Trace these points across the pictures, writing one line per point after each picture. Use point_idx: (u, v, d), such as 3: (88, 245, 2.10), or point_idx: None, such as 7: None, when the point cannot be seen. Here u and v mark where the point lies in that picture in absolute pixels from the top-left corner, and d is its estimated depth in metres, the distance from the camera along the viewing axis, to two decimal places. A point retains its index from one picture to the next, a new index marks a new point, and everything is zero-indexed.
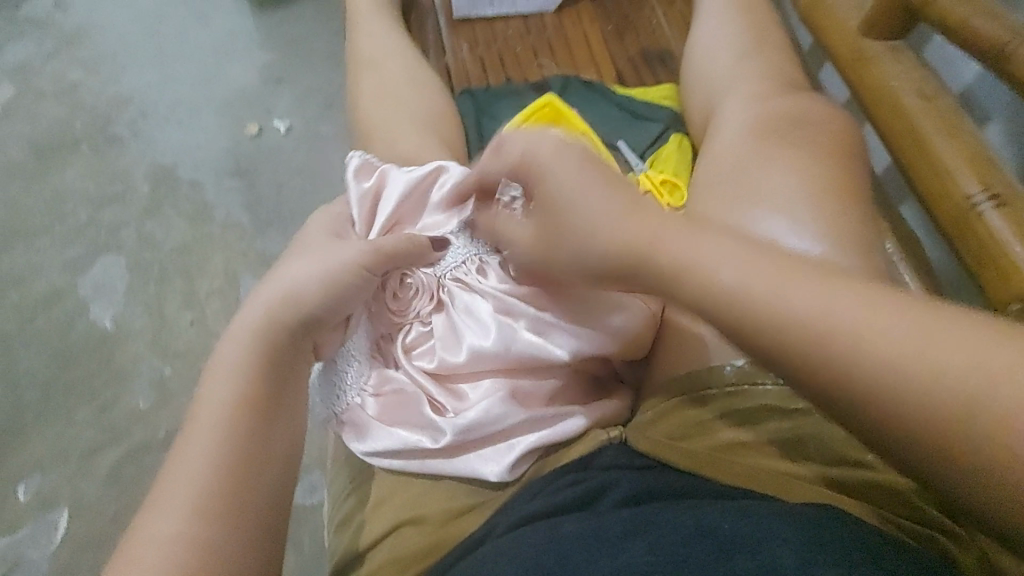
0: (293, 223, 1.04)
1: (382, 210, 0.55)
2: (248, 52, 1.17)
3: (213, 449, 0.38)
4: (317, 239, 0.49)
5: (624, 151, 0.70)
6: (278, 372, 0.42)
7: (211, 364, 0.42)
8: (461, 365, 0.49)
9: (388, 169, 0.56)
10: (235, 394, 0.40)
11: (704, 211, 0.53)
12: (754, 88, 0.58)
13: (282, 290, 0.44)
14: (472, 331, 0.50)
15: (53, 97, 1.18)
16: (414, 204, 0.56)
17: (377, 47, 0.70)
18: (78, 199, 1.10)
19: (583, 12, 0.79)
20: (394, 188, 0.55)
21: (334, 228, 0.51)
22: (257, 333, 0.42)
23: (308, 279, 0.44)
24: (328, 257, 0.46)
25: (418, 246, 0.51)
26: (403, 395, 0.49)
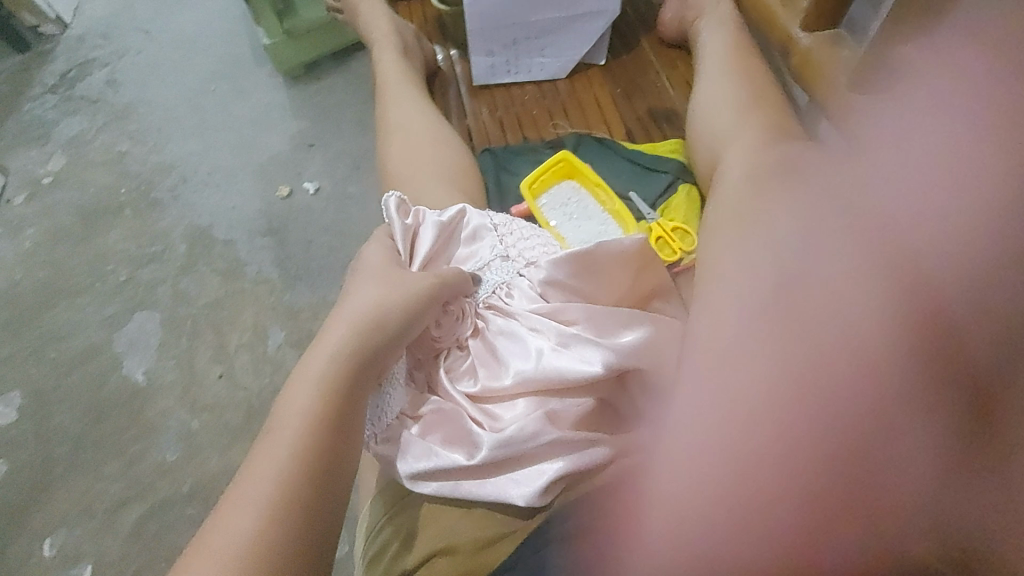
0: (322, 277, 1.10)
1: (423, 245, 0.59)
2: (281, 121, 1.26)
3: (286, 461, 0.41)
4: (381, 262, 0.53)
5: (636, 201, 0.75)
6: (354, 390, 0.46)
7: (295, 374, 0.46)
8: (503, 387, 0.54)
9: (421, 211, 0.61)
10: (314, 406, 0.44)
11: (714, 255, 0.57)
12: (754, 138, 0.63)
13: (360, 309, 0.48)
14: (510, 351, 0.55)
15: (100, 166, 1.27)
16: (444, 240, 0.62)
17: (405, 112, 0.77)
18: (119, 259, 1.16)
19: (593, 76, 0.85)
20: (427, 228, 0.60)
21: (388, 258, 0.54)
22: (338, 354, 0.46)
23: (371, 304, 0.49)
24: (397, 281, 0.51)
25: (465, 274, 0.57)
26: (444, 414, 0.53)
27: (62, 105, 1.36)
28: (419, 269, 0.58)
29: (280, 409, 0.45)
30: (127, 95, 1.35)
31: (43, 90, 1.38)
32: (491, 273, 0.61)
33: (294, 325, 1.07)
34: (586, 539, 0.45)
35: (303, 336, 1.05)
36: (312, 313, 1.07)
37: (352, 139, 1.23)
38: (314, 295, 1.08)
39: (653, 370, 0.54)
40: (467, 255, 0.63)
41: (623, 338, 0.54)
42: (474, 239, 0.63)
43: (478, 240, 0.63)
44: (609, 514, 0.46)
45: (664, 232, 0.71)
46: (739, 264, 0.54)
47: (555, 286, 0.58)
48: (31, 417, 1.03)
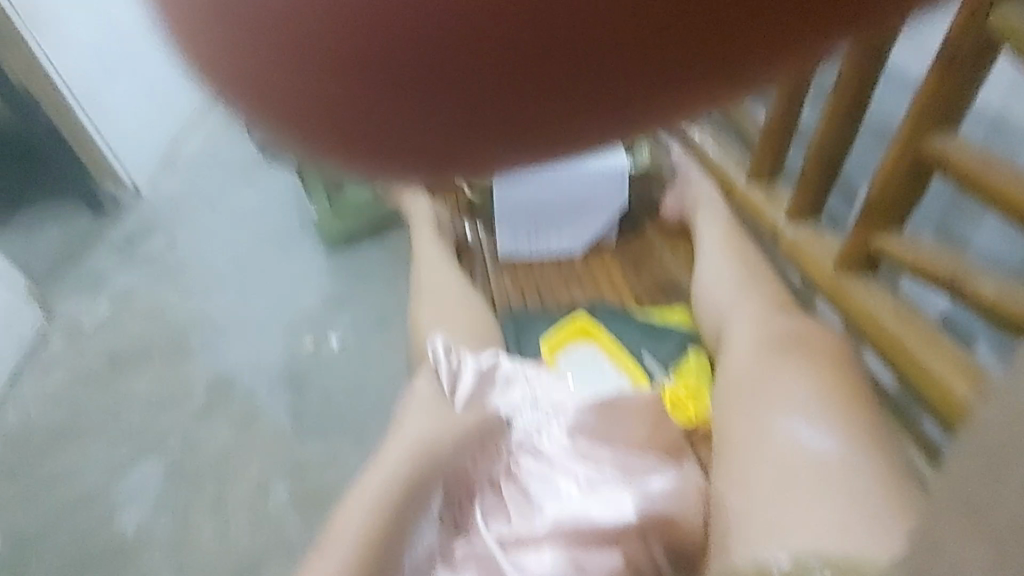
0: (335, 431, 1.10)
1: (464, 388, 0.67)
2: (317, 280, 1.36)
3: (349, 551, 0.54)
4: (424, 406, 0.65)
5: (649, 363, 0.82)
6: (396, 519, 0.56)
7: (354, 492, 0.59)
8: (534, 532, 0.57)
9: (464, 355, 0.70)
10: (365, 528, 0.55)
11: (724, 420, 0.61)
12: (756, 312, 0.70)
13: (411, 446, 0.61)
14: (543, 494, 0.60)
15: (142, 315, 1.35)
16: (479, 382, 0.68)
17: (437, 277, 0.84)
18: (136, 403, 1.18)
19: (606, 254, 0.95)
20: (469, 371, 0.68)
21: (433, 405, 0.65)
22: (395, 476, 0.59)
23: (421, 440, 0.61)
24: (439, 424, 0.63)
25: (492, 421, 0.64)
26: (473, 555, 0.56)
27: (120, 260, 1.50)
28: (461, 412, 0.65)
29: (351, 512, 0.57)
30: (180, 253, 1.49)
31: (107, 246, 1.54)
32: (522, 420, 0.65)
33: (299, 481, 1.04)
34: None
35: (308, 494, 1.03)
36: (320, 469, 1.06)
37: (377, 300, 1.29)
38: (324, 449, 1.08)
39: (673, 521, 0.57)
40: (501, 398, 0.66)
41: (647, 484, 0.60)
42: (501, 381, 0.68)
43: (511, 385, 0.67)
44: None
45: (678, 395, 0.76)
46: (748, 431, 0.58)
47: (581, 431, 0.65)
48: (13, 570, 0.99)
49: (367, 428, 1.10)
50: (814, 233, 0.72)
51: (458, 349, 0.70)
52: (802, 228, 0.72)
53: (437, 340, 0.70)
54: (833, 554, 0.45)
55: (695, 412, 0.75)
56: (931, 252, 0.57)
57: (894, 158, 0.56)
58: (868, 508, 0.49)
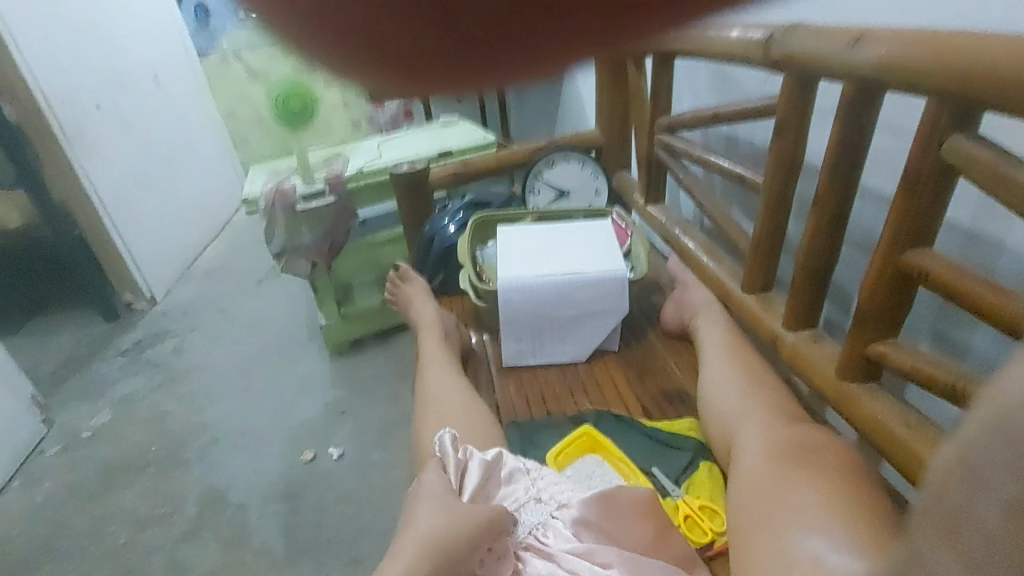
0: (328, 551, 1.04)
1: (470, 479, 0.64)
2: (321, 389, 1.36)
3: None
4: (433, 493, 0.61)
5: (660, 476, 0.78)
6: None
7: None
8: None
9: (471, 450, 0.68)
10: None
11: (739, 538, 0.59)
12: (763, 421, 0.70)
13: (423, 538, 0.56)
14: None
15: (141, 424, 1.34)
16: (485, 476, 0.65)
17: (443, 386, 0.85)
18: (123, 519, 1.13)
19: (610, 362, 0.96)
20: (475, 464, 0.66)
21: (440, 496, 0.61)
22: (405, 575, 0.53)
23: (434, 534, 0.56)
24: (450, 513, 0.58)
25: (502, 515, 0.60)
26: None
27: (127, 367, 1.51)
28: (468, 500, 0.62)
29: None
30: (188, 361, 1.50)
31: (116, 353, 1.56)
32: (527, 518, 0.63)
33: None
34: None
35: None
36: None
37: (379, 410, 1.29)
38: (315, 572, 1.01)
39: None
40: (507, 492, 0.65)
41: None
42: (506, 476, 0.66)
43: (514, 482, 0.66)
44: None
45: (692, 510, 0.73)
46: (766, 550, 0.55)
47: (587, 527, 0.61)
48: None
49: (362, 548, 1.04)
50: (812, 342, 0.73)
51: (463, 443, 0.69)
52: (803, 335, 0.74)
53: (446, 435, 0.68)
54: None
55: (712, 527, 0.71)
56: (924, 358, 0.59)
57: (877, 266, 0.59)
58: None
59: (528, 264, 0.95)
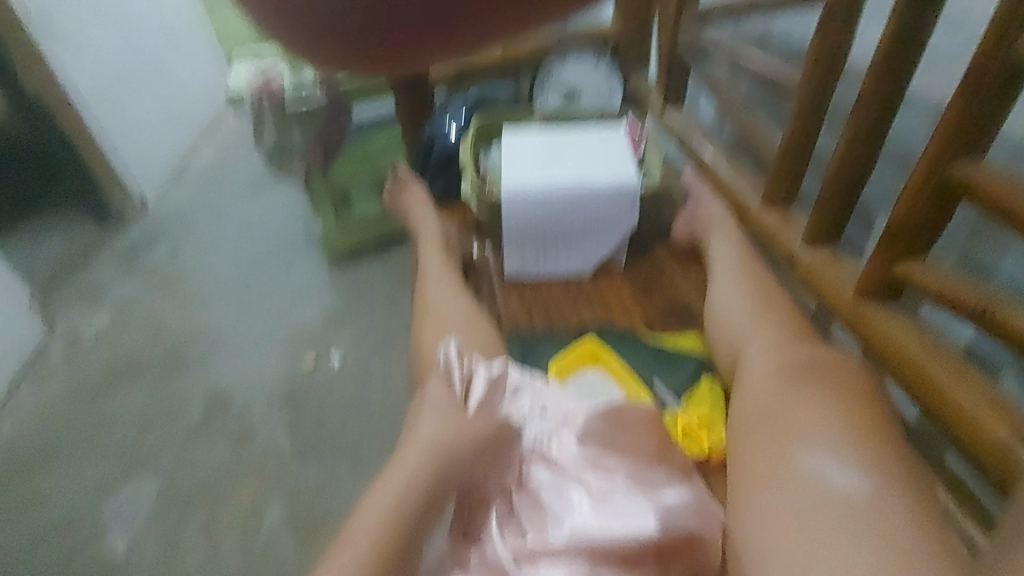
0: (331, 451, 1.07)
1: (476, 392, 0.63)
2: (320, 296, 1.35)
3: (355, 566, 0.47)
4: (438, 406, 0.61)
5: (661, 391, 0.78)
6: (409, 527, 0.51)
7: (370, 496, 0.53)
8: (550, 545, 0.52)
9: (476, 362, 0.66)
10: (380, 532, 0.50)
11: (742, 453, 0.58)
12: (772, 340, 0.68)
13: (427, 450, 0.56)
14: (556, 506, 0.55)
15: (141, 327, 1.34)
16: (492, 390, 0.64)
17: (442, 296, 0.83)
18: (131, 418, 1.15)
19: (615, 275, 0.93)
20: (480, 379, 0.64)
21: (442, 407, 0.61)
22: (411, 480, 0.54)
23: (437, 443, 0.57)
24: (451, 427, 0.59)
25: (505, 430, 0.60)
26: (486, 568, 0.51)
27: (122, 272, 1.49)
28: (474, 412, 0.61)
29: (359, 519, 0.51)
30: (183, 266, 1.48)
31: (111, 257, 1.53)
32: (532, 428, 0.61)
33: (294, 504, 1.01)
34: None
35: (301, 518, 0.99)
36: (316, 491, 1.02)
37: (379, 318, 1.28)
38: (319, 470, 1.05)
39: (698, 546, 0.52)
40: (515, 406, 0.63)
41: (661, 496, 0.55)
42: (512, 391, 0.64)
43: (520, 394, 0.64)
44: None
45: (690, 424, 0.73)
46: (769, 465, 0.55)
47: (589, 440, 0.61)
48: None
49: (365, 450, 1.07)
50: (832, 259, 0.69)
51: (470, 357, 0.67)
52: (823, 250, 0.71)
53: (450, 349, 0.67)
54: None
55: (709, 442, 0.71)
56: (953, 277, 0.55)
57: (918, 180, 0.54)
58: (905, 549, 0.45)
59: (534, 172, 0.90)
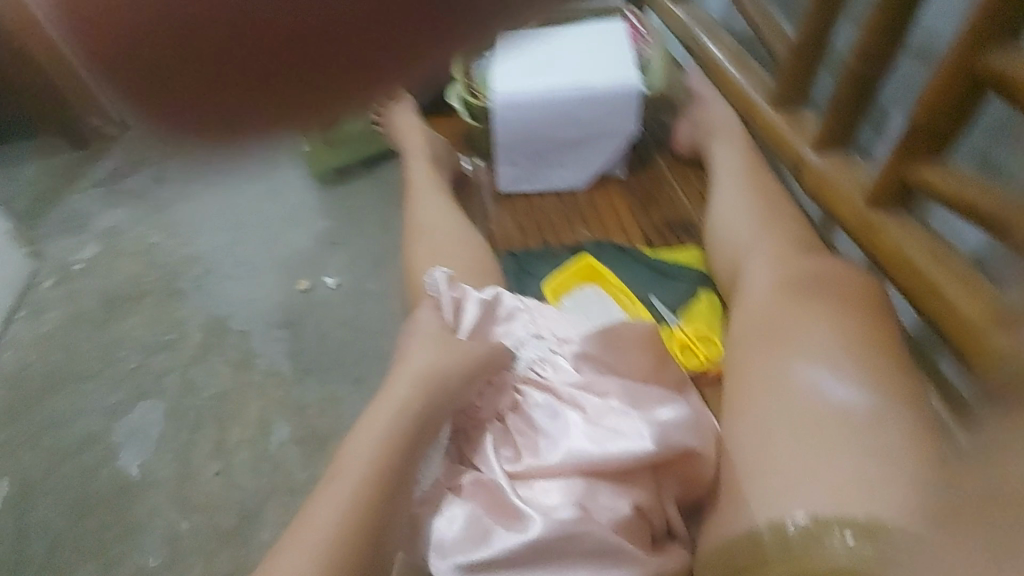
0: (333, 372, 1.08)
1: (467, 317, 0.63)
2: (310, 217, 1.31)
3: (352, 494, 0.48)
4: (430, 332, 0.60)
5: (659, 306, 0.76)
6: (400, 453, 0.51)
7: (361, 424, 0.54)
8: (547, 464, 0.52)
9: (465, 288, 0.65)
10: (370, 458, 0.50)
11: (739, 366, 0.58)
12: (774, 251, 0.66)
13: (417, 378, 0.55)
14: (550, 425, 0.54)
15: (131, 255, 1.31)
16: (483, 315, 0.64)
17: (432, 216, 0.79)
18: (131, 345, 1.15)
19: (612, 188, 0.89)
20: (471, 304, 0.64)
21: (436, 333, 0.60)
22: (401, 411, 0.53)
23: (427, 371, 0.56)
24: (441, 353, 0.57)
25: (497, 351, 0.59)
26: (481, 487, 0.52)
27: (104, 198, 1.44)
28: (465, 337, 0.62)
29: (351, 452, 0.52)
30: None
31: None
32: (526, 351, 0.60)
33: (300, 421, 1.03)
34: None
35: (308, 434, 1.02)
36: (320, 409, 1.04)
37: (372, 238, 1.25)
38: (323, 391, 1.06)
39: (692, 459, 0.52)
40: (505, 330, 0.63)
41: (655, 411, 0.54)
42: (503, 315, 0.64)
43: (513, 319, 0.63)
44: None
45: (688, 339, 0.72)
46: (764, 380, 0.55)
47: (586, 359, 0.59)
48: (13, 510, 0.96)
49: (366, 369, 1.08)
50: (842, 165, 0.65)
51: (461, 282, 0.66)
52: (835, 154, 0.66)
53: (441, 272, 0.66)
54: (855, 515, 0.43)
55: (707, 355, 0.70)
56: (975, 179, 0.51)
57: (945, 75, 0.49)
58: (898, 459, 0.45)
59: (525, 79, 0.83)
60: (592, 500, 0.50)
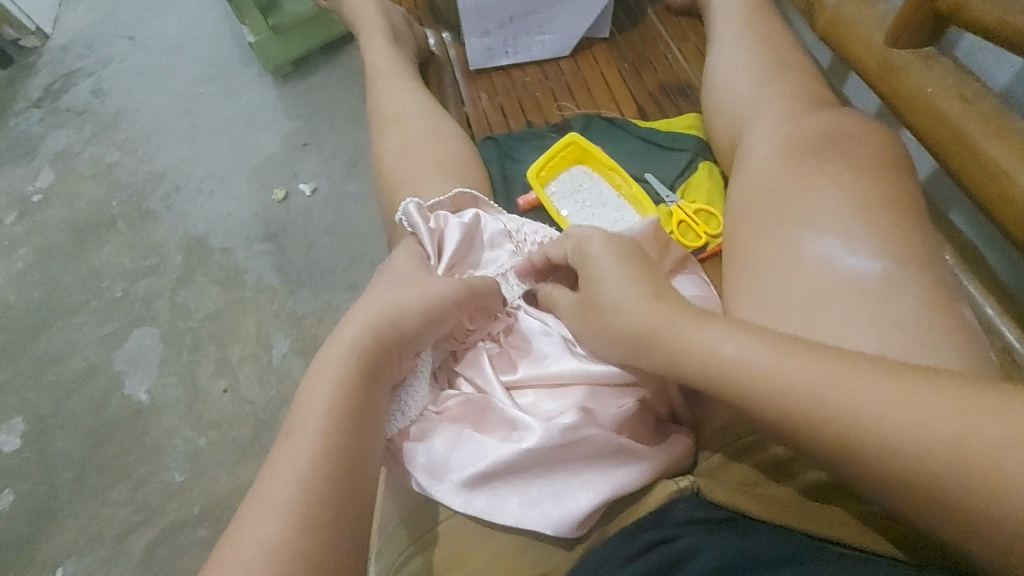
0: (324, 280, 1.05)
1: (450, 248, 0.56)
2: (275, 121, 1.23)
3: (315, 447, 0.38)
4: (401, 266, 0.52)
5: (654, 183, 0.70)
6: (365, 394, 0.42)
7: (316, 364, 0.43)
8: (547, 375, 0.50)
9: (442, 215, 0.58)
10: (334, 407, 0.40)
11: (742, 236, 0.54)
12: (781, 108, 0.59)
13: (384, 310, 0.46)
14: (542, 347, 0.52)
15: (91, 179, 1.23)
16: (466, 249, 0.58)
17: (399, 102, 0.70)
18: (113, 274, 1.11)
19: (597, 54, 0.81)
20: (453, 232, 0.57)
21: (414, 259, 0.53)
22: (354, 350, 0.43)
23: (396, 303, 0.47)
24: (413, 286, 0.49)
25: (489, 283, 0.53)
26: (471, 404, 0.49)
27: (48, 119, 1.32)
28: (445, 272, 0.55)
29: (299, 406, 0.41)
30: (114, 104, 1.31)
31: (29, 104, 1.35)
32: (512, 279, 0.57)
33: (299, 332, 1.02)
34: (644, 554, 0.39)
35: (309, 344, 1.01)
36: (317, 319, 1.02)
37: (349, 137, 1.19)
38: (317, 300, 1.04)
39: None
40: (490, 264, 0.58)
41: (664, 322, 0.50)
42: (493, 252, 0.59)
43: (497, 249, 0.59)
44: (666, 556, 0.38)
45: (687, 216, 0.67)
46: (771, 258, 0.51)
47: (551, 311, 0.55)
48: (32, 443, 0.97)
49: (358, 275, 1.05)
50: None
51: (436, 209, 0.59)
52: None
53: (414, 201, 0.57)
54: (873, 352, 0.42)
55: (706, 229, 0.66)
56: None
57: None
58: (913, 327, 0.43)
59: None
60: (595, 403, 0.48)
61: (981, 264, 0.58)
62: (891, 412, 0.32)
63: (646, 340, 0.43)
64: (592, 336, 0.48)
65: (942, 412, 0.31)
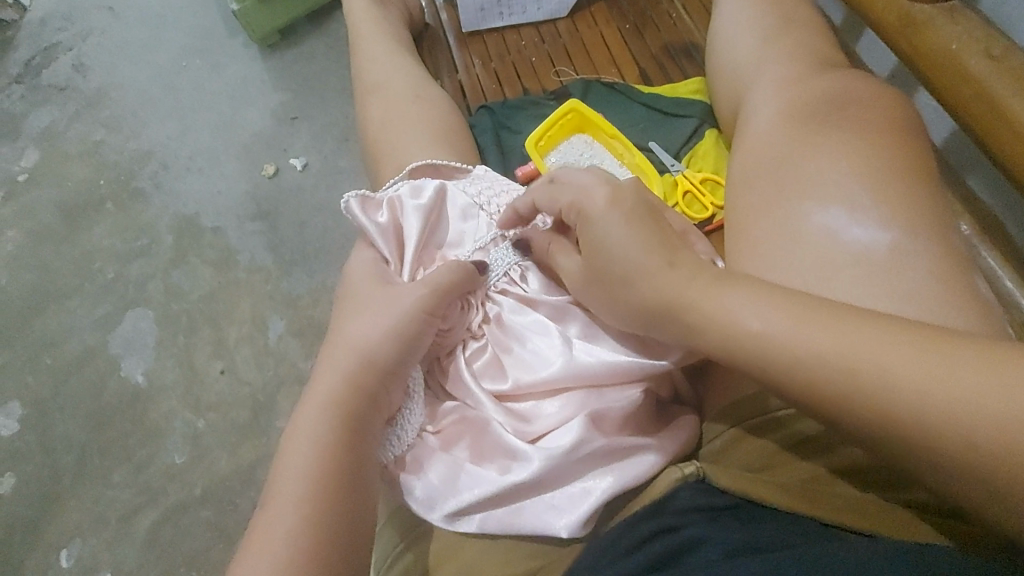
0: (319, 260, 1.03)
1: (409, 243, 0.52)
2: (264, 94, 1.18)
3: (295, 515, 0.37)
4: (368, 290, 0.48)
5: (657, 152, 0.67)
6: (349, 443, 0.40)
7: (291, 429, 0.41)
8: (539, 381, 0.47)
9: (395, 201, 0.54)
10: (313, 468, 0.38)
11: (743, 207, 0.51)
12: (786, 71, 0.55)
13: (356, 354, 0.43)
14: (533, 349, 0.49)
15: (77, 158, 1.19)
16: (430, 229, 0.55)
17: (387, 69, 0.67)
18: (105, 256, 1.09)
19: (597, 13, 0.77)
20: (410, 218, 0.53)
21: (374, 274, 0.49)
22: (330, 406, 0.41)
23: (370, 342, 0.44)
24: (384, 311, 0.45)
25: (465, 272, 0.49)
26: (466, 423, 0.47)
27: (31, 96, 1.28)
28: (411, 279, 0.52)
29: (277, 476, 0.39)
30: (97, 80, 1.27)
31: (9, 80, 1.30)
32: (500, 247, 0.54)
33: (295, 314, 1.00)
34: (644, 542, 0.38)
35: (306, 324, 0.99)
36: (313, 299, 1.00)
37: (339, 109, 1.15)
38: (312, 280, 1.02)
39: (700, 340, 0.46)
40: (457, 243, 0.56)
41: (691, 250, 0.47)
42: (461, 228, 0.56)
43: (467, 219, 0.56)
44: (671, 543, 0.37)
45: (693, 185, 0.63)
46: (775, 228, 0.48)
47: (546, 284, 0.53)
48: (32, 427, 0.97)
49: None
50: None
51: (386, 196, 0.55)
52: None
53: (355, 196, 0.52)
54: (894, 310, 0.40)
55: (713, 200, 0.63)
56: None
57: None
58: (926, 293, 0.41)
59: None
60: (597, 399, 0.46)
61: (1000, 231, 0.56)
62: (920, 381, 0.31)
63: (665, 310, 0.39)
64: (603, 295, 0.44)
65: (964, 386, 0.30)
